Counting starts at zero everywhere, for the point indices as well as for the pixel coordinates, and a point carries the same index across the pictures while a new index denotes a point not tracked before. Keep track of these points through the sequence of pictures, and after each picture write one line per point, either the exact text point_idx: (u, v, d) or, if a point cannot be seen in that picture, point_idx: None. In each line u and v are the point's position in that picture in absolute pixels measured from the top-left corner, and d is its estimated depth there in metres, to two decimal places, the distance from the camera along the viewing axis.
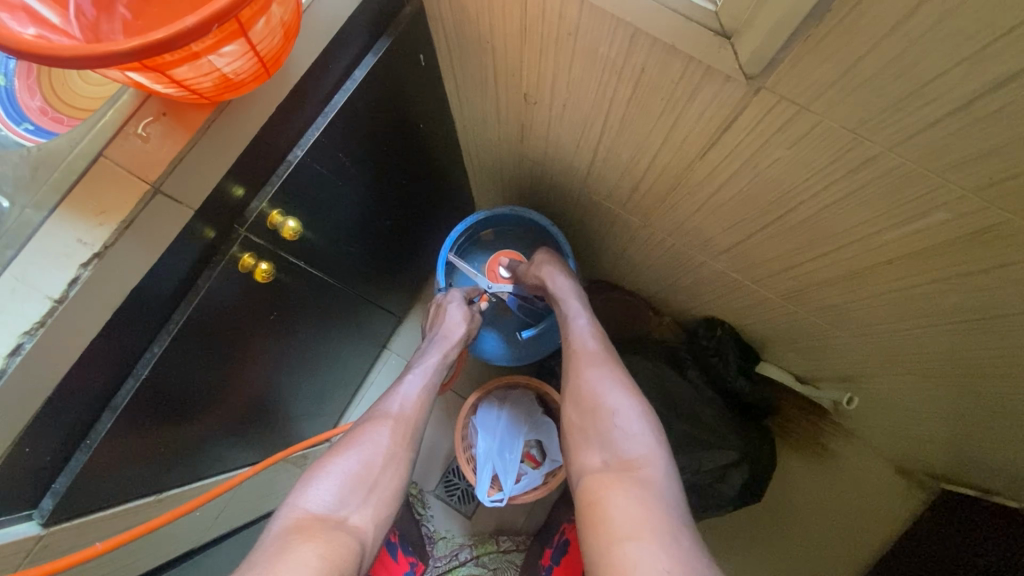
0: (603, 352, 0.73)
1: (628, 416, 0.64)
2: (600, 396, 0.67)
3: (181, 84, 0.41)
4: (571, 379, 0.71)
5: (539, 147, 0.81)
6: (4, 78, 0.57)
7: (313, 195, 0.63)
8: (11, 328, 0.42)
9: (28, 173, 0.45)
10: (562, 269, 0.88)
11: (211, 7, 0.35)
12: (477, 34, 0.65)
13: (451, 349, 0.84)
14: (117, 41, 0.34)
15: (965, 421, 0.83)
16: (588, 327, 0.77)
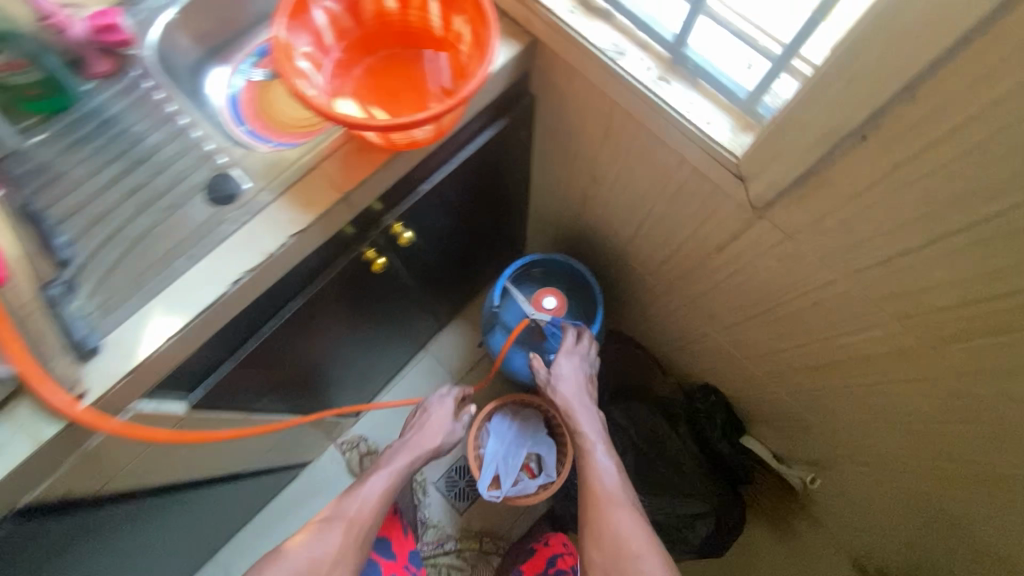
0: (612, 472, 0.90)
1: (637, 528, 0.82)
2: (625, 542, 0.80)
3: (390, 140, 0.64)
4: (588, 493, 0.88)
5: (595, 215, 1.02)
6: (233, 90, 0.83)
7: (423, 218, 0.85)
8: (237, 266, 0.63)
9: (266, 168, 0.67)
10: (588, 398, 0.98)
11: (434, 112, 0.58)
12: (569, 128, 0.87)
13: (422, 445, 0.98)
14: (376, 120, 0.57)
15: (919, 535, 0.97)
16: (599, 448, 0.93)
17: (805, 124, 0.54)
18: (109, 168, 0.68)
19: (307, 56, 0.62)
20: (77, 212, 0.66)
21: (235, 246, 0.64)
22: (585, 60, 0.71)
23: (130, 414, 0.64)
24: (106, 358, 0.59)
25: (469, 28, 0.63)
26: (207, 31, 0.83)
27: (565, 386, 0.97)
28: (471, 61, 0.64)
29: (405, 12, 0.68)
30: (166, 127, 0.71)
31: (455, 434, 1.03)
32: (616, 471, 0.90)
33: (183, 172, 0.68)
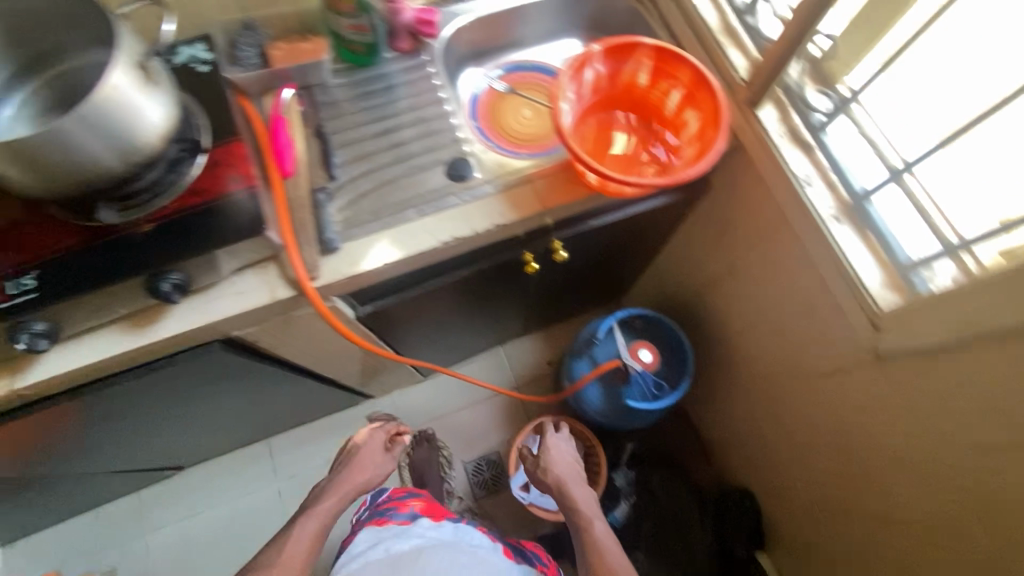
0: (601, 535, 0.92)
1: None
2: None
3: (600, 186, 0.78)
4: (580, 556, 0.91)
5: (713, 299, 1.13)
6: (478, 91, 1.03)
7: (580, 247, 1.00)
8: (449, 231, 0.80)
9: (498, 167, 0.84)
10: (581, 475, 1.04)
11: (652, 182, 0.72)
12: (726, 223, 1.00)
13: (329, 504, 0.90)
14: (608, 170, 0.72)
15: None
16: (591, 519, 0.95)
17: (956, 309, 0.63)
18: (386, 122, 0.88)
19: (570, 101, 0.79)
20: (352, 146, 0.85)
21: (454, 216, 0.80)
22: (776, 178, 0.82)
23: (331, 304, 0.81)
24: (339, 259, 0.77)
25: (698, 122, 0.78)
26: (475, 42, 1.03)
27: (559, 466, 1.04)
28: (689, 149, 0.79)
29: (649, 90, 0.83)
30: (439, 107, 0.91)
31: (384, 466, 1.01)
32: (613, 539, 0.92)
33: (439, 146, 0.87)
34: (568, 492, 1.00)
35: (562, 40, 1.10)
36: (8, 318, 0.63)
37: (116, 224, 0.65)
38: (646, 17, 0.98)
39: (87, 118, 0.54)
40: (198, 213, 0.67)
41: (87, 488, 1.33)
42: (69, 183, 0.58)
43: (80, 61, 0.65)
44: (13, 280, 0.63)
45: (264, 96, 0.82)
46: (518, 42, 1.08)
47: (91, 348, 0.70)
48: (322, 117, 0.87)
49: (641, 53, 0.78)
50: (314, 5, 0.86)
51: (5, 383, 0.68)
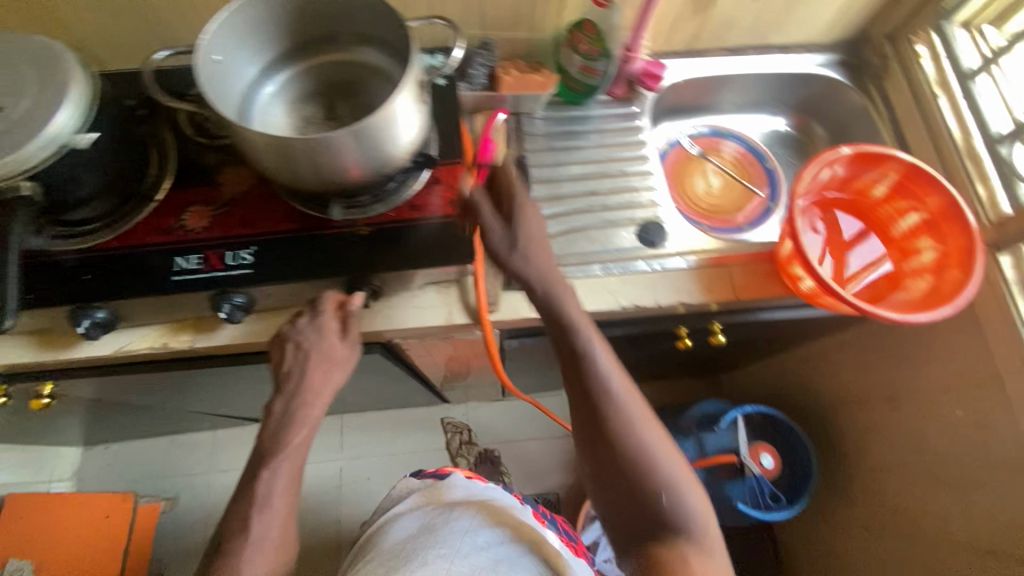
0: (655, 458, 0.64)
1: (700, 545, 0.62)
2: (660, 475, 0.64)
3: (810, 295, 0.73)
4: (635, 502, 0.63)
5: (855, 418, 1.06)
6: (668, 146, 1.00)
7: (734, 333, 0.94)
8: (636, 297, 0.76)
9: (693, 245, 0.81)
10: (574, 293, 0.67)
11: (882, 313, 0.66)
12: (900, 354, 0.92)
13: (314, 414, 0.64)
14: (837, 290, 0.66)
15: None
16: (643, 437, 0.65)
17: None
18: (585, 167, 0.86)
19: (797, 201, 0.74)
20: (548, 184, 0.85)
21: (642, 281, 0.77)
22: (998, 333, 0.75)
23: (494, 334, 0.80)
24: (519, 297, 0.77)
25: (936, 255, 0.71)
26: (679, 99, 0.99)
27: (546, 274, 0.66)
28: (918, 281, 0.72)
29: (881, 202, 0.77)
30: (638, 163, 0.88)
31: (347, 368, 0.67)
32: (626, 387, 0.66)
33: (632, 204, 0.84)
34: (616, 398, 0.65)
35: (764, 114, 1.04)
36: (213, 290, 0.64)
37: (336, 220, 0.66)
38: (874, 117, 0.91)
39: (364, 133, 0.54)
40: (410, 226, 0.67)
41: (174, 418, 1.38)
42: (319, 182, 0.59)
43: (350, 56, 0.67)
44: (233, 251, 0.65)
45: (476, 114, 0.81)
46: (719, 107, 1.03)
47: (272, 327, 0.71)
48: (524, 146, 0.87)
49: (890, 166, 0.72)
50: (549, 35, 0.84)
51: (186, 339, 0.71)
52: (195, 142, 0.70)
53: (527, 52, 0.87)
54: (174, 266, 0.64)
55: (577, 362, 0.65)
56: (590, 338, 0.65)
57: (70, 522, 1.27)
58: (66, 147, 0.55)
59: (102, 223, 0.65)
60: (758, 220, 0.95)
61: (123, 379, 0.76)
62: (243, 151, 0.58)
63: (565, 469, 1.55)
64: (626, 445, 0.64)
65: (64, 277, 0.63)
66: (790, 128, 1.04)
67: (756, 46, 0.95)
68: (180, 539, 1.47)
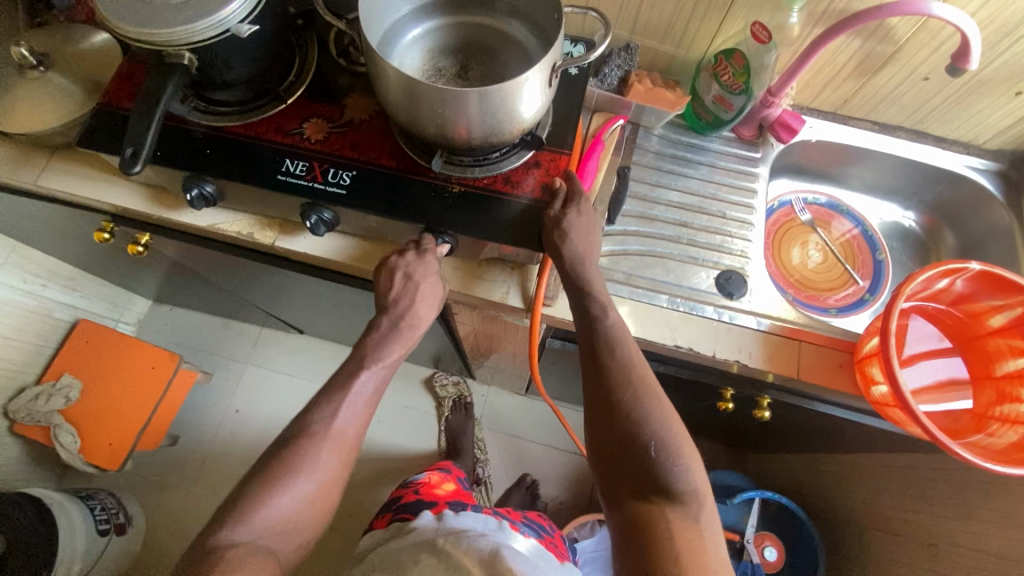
0: (651, 420, 0.60)
1: (689, 509, 0.58)
2: (665, 443, 0.59)
3: (879, 402, 0.67)
4: (628, 464, 0.60)
5: (880, 546, 0.98)
6: (777, 204, 0.94)
7: (778, 412, 0.90)
8: (692, 339, 0.73)
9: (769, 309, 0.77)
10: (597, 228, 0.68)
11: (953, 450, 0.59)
12: (953, 500, 0.84)
13: (404, 354, 0.71)
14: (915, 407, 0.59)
15: None
16: (641, 401, 0.61)
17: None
18: (685, 196, 0.84)
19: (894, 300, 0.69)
20: (641, 202, 0.83)
21: (705, 327, 0.74)
22: None
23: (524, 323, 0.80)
24: None
25: None
26: (806, 159, 0.94)
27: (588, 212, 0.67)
28: (1006, 429, 0.64)
29: (993, 334, 0.69)
30: (740, 210, 0.84)
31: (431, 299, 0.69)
32: (627, 339, 0.64)
33: (721, 248, 0.81)
34: (622, 363, 0.62)
35: (892, 204, 0.96)
36: (306, 200, 0.68)
37: (434, 171, 0.68)
38: (1017, 244, 0.82)
39: (489, 98, 0.55)
40: (500, 198, 0.68)
41: (232, 303, 1.49)
42: (431, 133, 0.61)
43: (498, 24, 0.69)
44: (336, 170, 0.68)
45: (596, 113, 0.80)
46: (848, 180, 0.96)
47: (345, 250, 0.75)
48: (631, 157, 0.85)
49: (1017, 299, 0.65)
50: (694, 56, 0.83)
51: (270, 236, 0.76)
52: (335, 61, 0.75)
53: (666, 67, 0.86)
54: (282, 167, 0.68)
55: (591, 326, 0.64)
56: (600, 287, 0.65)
57: (123, 363, 1.41)
58: (230, 32, 0.60)
59: (235, 110, 0.70)
60: (848, 309, 0.89)
61: (207, 251, 0.84)
62: (374, 84, 0.60)
63: (562, 485, 1.52)
64: (621, 407, 0.60)
65: (190, 145, 0.69)
66: (916, 225, 0.96)
67: (909, 131, 0.88)
68: (202, 412, 1.59)
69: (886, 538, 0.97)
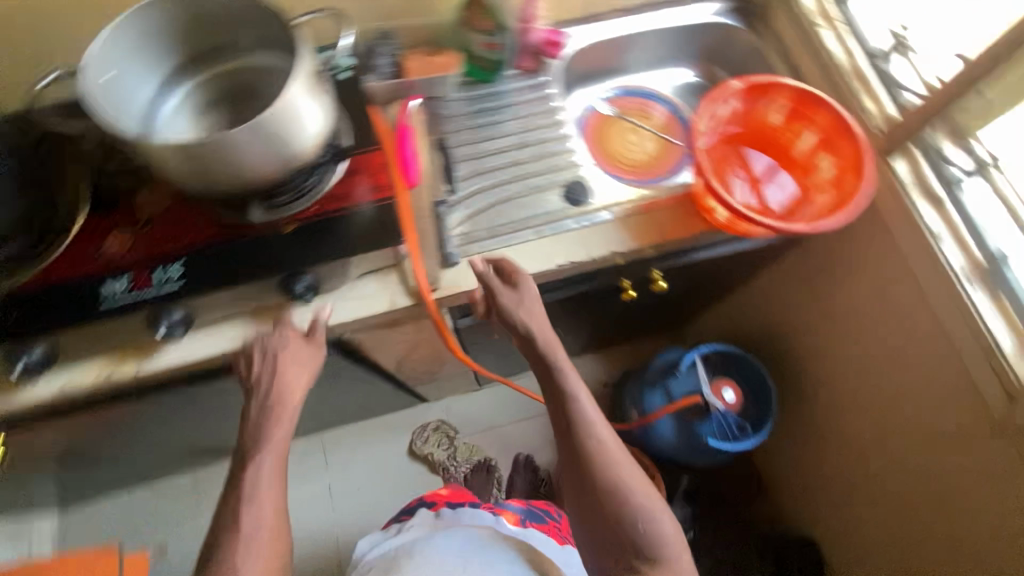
0: (627, 488, 0.68)
1: (669, 567, 0.65)
2: (642, 508, 0.67)
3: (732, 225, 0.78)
4: (616, 537, 0.67)
5: (800, 344, 1.12)
6: (586, 111, 1.02)
7: (674, 279, 0.99)
8: (567, 254, 0.79)
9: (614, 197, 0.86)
10: (517, 289, 0.73)
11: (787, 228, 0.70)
12: (830, 273, 0.98)
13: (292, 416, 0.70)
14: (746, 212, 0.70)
15: None
16: (620, 471, 0.70)
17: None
18: (506, 140, 0.89)
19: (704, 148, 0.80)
20: (472, 162, 0.87)
21: (573, 239, 0.80)
22: (909, 232, 0.79)
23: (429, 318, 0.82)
24: (458, 272, 0.77)
25: (834, 169, 0.77)
26: (588, 64, 1.03)
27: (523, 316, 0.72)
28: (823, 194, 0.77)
29: (782, 128, 0.83)
30: (556, 130, 0.92)
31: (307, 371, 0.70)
32: (593, 420, 0.72)
33: (557, 169, 0.88)
34: (597, 439, 0.71)
35: (672, 69, 1.09)
36: (151, 307, 0.65)
37: (260, 223, 0.68)
38: (769, 56, 0.97)
39: (267, 129, 0.56)
40: (336, 218, 0.69)
41: (142, 466, 1.34)
42: (234, 187, 0.61)
43: (246, 63, 0.68)
44: (162, 268, 0.65)
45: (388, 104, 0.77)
46: (629, 65, 1.07)
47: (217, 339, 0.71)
48: (443, 128, 0.88)
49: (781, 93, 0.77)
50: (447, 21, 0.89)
51: None
52: (105, 169, 0.70)
53: (431, 37, 0.89)
54: (103, 291, 0.64)
55: (564, 408, 0.73)
56: (569, 381, 0.74)
57: None
58: None
59: (23, 260, 0.65)
60: (680, 167, 0.99)
61: (68, 423, 0.74)
62: (154, 167, 0.59)
63: (552, 447, 1.57)
64: (601, 480, 0.69)
65: None
66: (698, 78, 1.09)
67: (651, 4, 1.00)
68: None
69: (802, 333, 1.11)
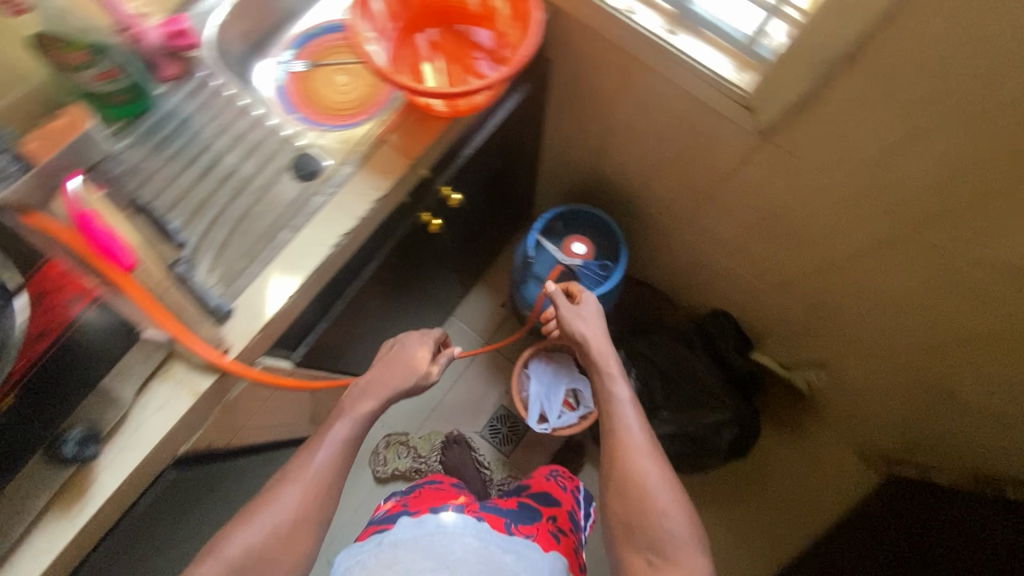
0: (652, 478, 0.77)
1: (675, 557, 0.73)
2: (657, 491, 0.76)
3: (453, 107, 0.76)
4: (632, 518, 0.76)
5: (608, 166, 1.15)
6: (280, 81, 0.91)
7: (465, 182, 0.96)
8: (334, 232, 0.73)
9: (342, 147, 0.78)
10: (588, 331, 0.90)
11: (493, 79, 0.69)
12: (585, 89, 0.99)
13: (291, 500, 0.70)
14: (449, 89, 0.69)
15: (905, 397, 1.16)
16: (650, 462, 0.78)
17: (817, 46, 0.65)
18: (203, 160, 0.77)
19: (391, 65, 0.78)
20: (181, 204, 0.74)
21: (329, 215, 0.74)
22: (602, 16, 0.80)
23: (262, 366, 0.74)
24: (239, 321, 0.69)
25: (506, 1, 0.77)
26: (244, 34, 0.92)
27: (590, 331, 0.90)
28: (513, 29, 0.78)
29: None
30: (249, 118, 0.80)
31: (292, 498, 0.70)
32: (634, 412, 0.83)
33: (272, 155, 0.78)
34: (626, 424, 0.82)
35: None
36: None
37: None
38: None
39: None
40: (45, 361, 0.59)
41: None
42: None
43: None
44: None
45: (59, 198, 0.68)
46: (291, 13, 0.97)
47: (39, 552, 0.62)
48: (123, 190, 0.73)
49: None
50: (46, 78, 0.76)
51: None
52: None
53: (45, 105, 0.77)
54: None
55: (608, 397, 0.85)
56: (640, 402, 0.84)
57: None
58: None
59: None
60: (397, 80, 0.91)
61: None
62: None
63: (494, 386, 1.57)
64: (631, 467, 0.78)
65: None
66: None
67: None
68: None
69: (604, 156, 1.13)
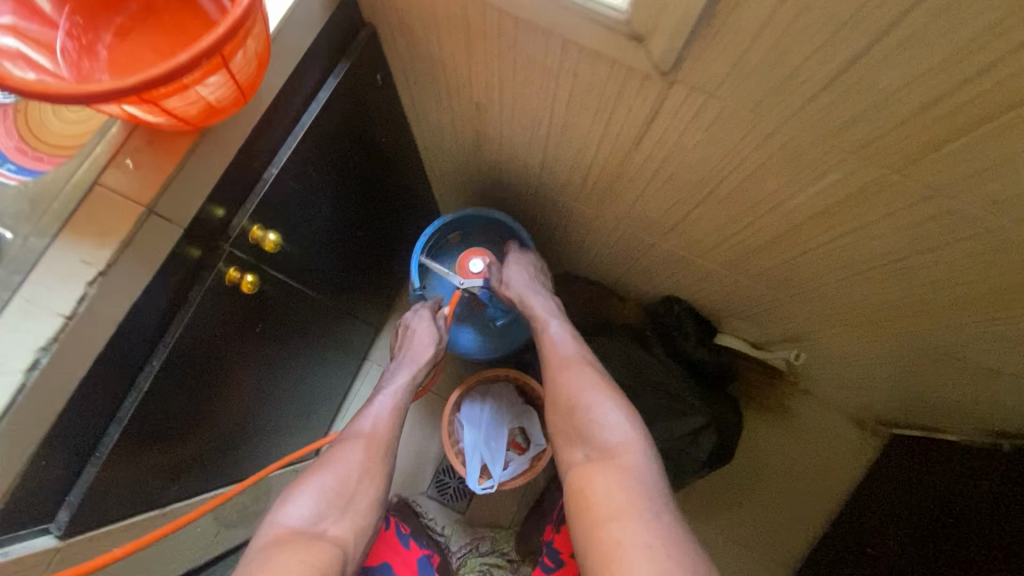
0: (585, 386, 0.75)
1: (618, 458, 0.67)
2: (581, 393, 0.74)
3: (171, 113, 0.46)
4: (570, 426, 0.73)
5: (494, 152, 0.90)
6: None
7: (287, 211, 0.69)
8: (25, 345, 0.48)
9: (28, 208, 0.50)
10: (526, 277, 0.94)
11: (198, 46, 0.41)
12: (427, 54, 0.72)
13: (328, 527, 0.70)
14: (118, 81, 0.40)
15: (903, 364, 0.95)
16: (581, 374, 0.77)
17: None
18: None
19: (71, 61, 0.50)
20: None
21: (13, 322, 0.48)
22: None
23: None
24: None
25: None
26: None
27: (515, 281, 0.93)
28: None
29: None
30: None
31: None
32: (568, 336, 0.84)
33: None
34: (556, 352, 0.81)
35: None
36: None
37: None
38: None
39: None
40: None
41: None
42: None
43: None
44: None
45: None
46: None
47: None
48: None
49: None
50: None
51: None
52: None
53: None
54: None
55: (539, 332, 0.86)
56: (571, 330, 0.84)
57: None
58: None
59: None
60: None
61: None
62: None
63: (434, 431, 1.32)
64: (560, 382, 0.77)
65: None
66: None
67: None
68: None
69: (486, 140, 0.87)
